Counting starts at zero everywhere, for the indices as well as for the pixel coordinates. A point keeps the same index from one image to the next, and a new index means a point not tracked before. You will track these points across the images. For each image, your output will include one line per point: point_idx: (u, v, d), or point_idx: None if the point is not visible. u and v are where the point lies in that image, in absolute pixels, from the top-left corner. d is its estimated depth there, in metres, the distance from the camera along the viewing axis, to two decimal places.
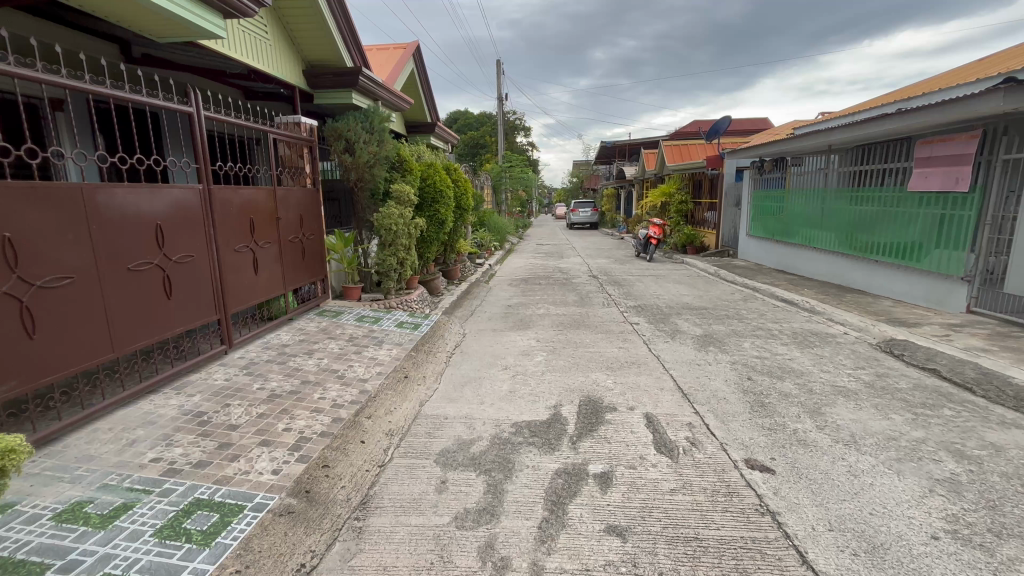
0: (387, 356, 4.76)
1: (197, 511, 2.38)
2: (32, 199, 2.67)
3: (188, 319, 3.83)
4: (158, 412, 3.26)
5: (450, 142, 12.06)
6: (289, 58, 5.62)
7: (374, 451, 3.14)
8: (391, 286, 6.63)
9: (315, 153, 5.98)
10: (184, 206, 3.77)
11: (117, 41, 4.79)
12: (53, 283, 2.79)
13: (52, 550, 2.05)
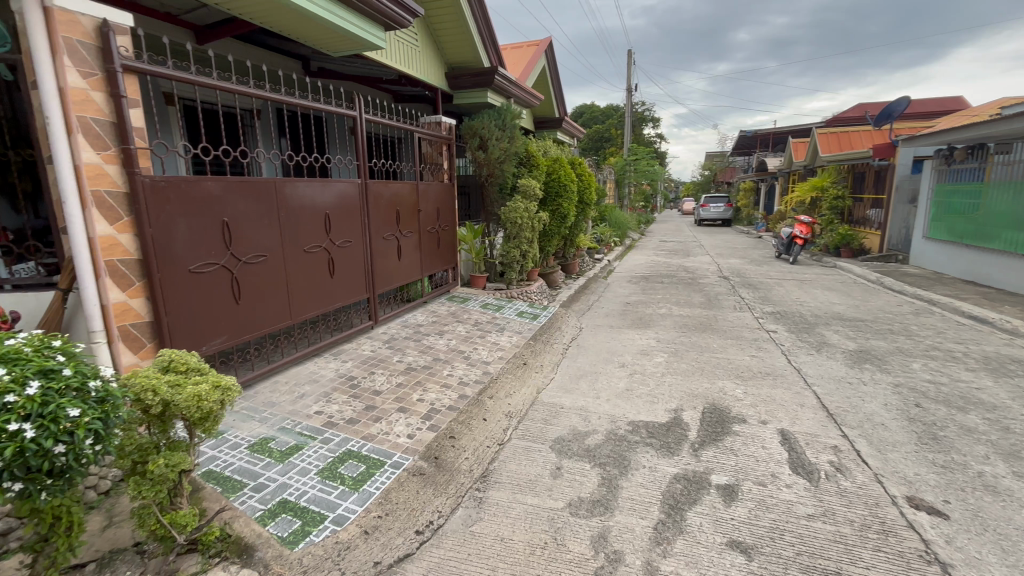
0: (508, 342, 4.98)
1: (349, 460, 2.78)
2: (242, 191, 3.31)
3: (346, 296, 4.43)
4: (320, 372, 3.85)
5: (576, 136, 12.05)
6: (434, 62, 6.12)
7: (494, 429, 3.34)
8: (513, 276, 6.89)
9: (452, 149, 6.44)
10: (346, 197, 4.35)
11: (301, 57, 5.69)
12: (253, 259, 3.44)
13: (247, 473, 2.56)
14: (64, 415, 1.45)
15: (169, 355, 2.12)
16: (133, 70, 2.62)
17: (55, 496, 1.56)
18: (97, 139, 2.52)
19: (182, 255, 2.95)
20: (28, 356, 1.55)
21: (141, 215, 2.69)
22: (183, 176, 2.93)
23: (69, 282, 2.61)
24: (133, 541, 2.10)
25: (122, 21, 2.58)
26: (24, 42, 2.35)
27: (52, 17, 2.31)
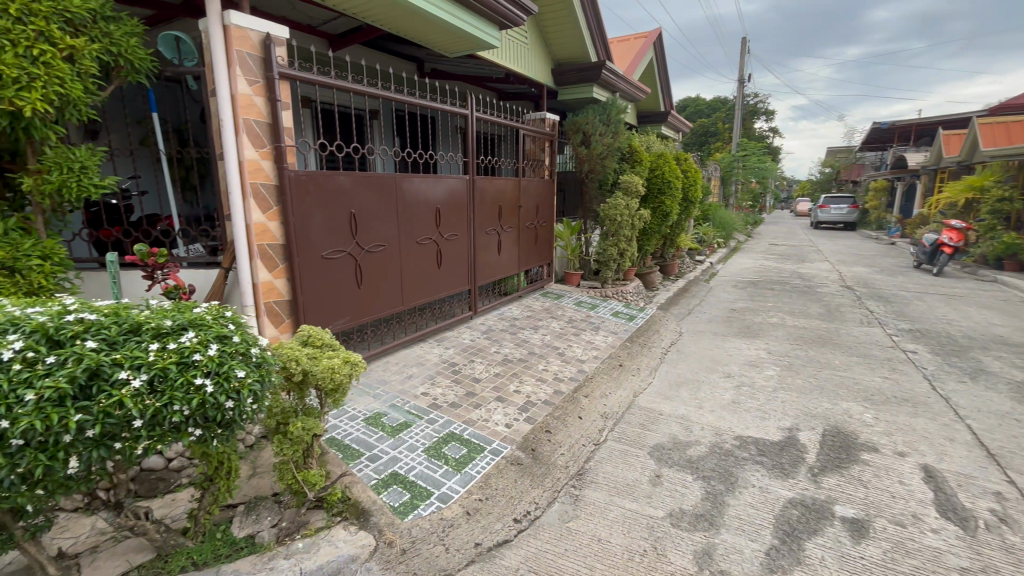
0: (604, 342, 4.89)
1: (452, 442, 2.92)
2: (367, 185, 3.60)
3: (449, 286, 4.65)
4: (425, 356, 4.09)
5: (681, 130, 11.45)
6: (542, 58, 6.15)
7: (590, 428, 3.30)
8: (609, 275, 6.75)
9: (554, 146, 6.45)
10: (455, 192, 4.55)
11: (418, 59, 6.03)
12: (373, 248, 3.74)
13: (363, 443, 2.80)
14: (234, 375, 1.69)
15: (307, 330, 2.38)
16: (286, 76, 2.95)
17: (221, 444, 1.82)
18: (257, 138, 2.89)
19: (317, 242, 3.29)
20: (208, 322, 1.81)
21: (287, 206, 3.05)
22: (321, 171, 3.26)
23: (230, 261, 3.03)
24: (273, 491, 2.40)
25: (280, 33, 2.91)
26: (208, 56, 2.75)
27: (230, 33, 2.68)
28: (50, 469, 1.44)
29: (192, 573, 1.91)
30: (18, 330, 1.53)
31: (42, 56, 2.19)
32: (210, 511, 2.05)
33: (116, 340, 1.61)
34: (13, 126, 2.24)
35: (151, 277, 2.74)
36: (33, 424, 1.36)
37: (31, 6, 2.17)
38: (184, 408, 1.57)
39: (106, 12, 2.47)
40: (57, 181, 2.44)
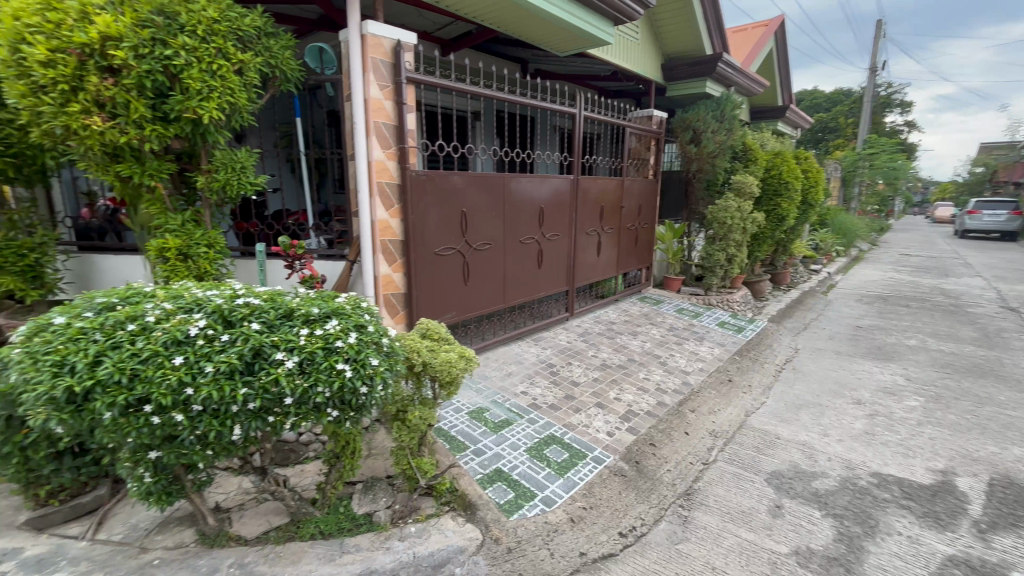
0: (709, 354, 4.57)
1: (553, 445, 2.89)
2: (478, 185, 3.69)
3: (549, 286, 4.64)
4: (524, 355, 4.12)
5: (800, 126, 10.40)
6: (652, 54, 5.90)
7: (698, 446, 3.09)
8: (714, 282, 6.31)
9: (660, 144, 6.17)
10: (559, 192, 4.52)
11: (524, 60, 6.07)
12: (480, 246, 3.82)
13: (468, 436, 2.88)
14: (369, 362, 1.80)
15: (425, 323, 2.48)
16: (413, 81, 3.11)
17: (352, 426, 1.94)
18: (385, 140, 3.08)
19: (431, 239, 3.44)
20: (348, 311, 1.95)
21: (407, 204, 3.22)
22: (438, 172, 3.40)
23: (355, 254, 3.28)
24: (387, 473, 2.54)
25: (409, 40, 3.07)
26: (347, 65, 2.99)
27: (366, 41, 2.88)
28: (219, 433, 1.62)
29: (320, 541, 2.07)
30: (201, 310, 1.76)
31: (219, 70, 2.50)
32: (335, 486, 2.21)
33: (274, 324, 1.79)
34: (194, 132, 2.60)
35: (291, 266, 3.07)
36: (210, 393, 1.55)
37: (213, 26, 2.49)
38: (325, 390, 1.70)
39: (268, 28, 2.77)
40: (223, 179, 2.80)
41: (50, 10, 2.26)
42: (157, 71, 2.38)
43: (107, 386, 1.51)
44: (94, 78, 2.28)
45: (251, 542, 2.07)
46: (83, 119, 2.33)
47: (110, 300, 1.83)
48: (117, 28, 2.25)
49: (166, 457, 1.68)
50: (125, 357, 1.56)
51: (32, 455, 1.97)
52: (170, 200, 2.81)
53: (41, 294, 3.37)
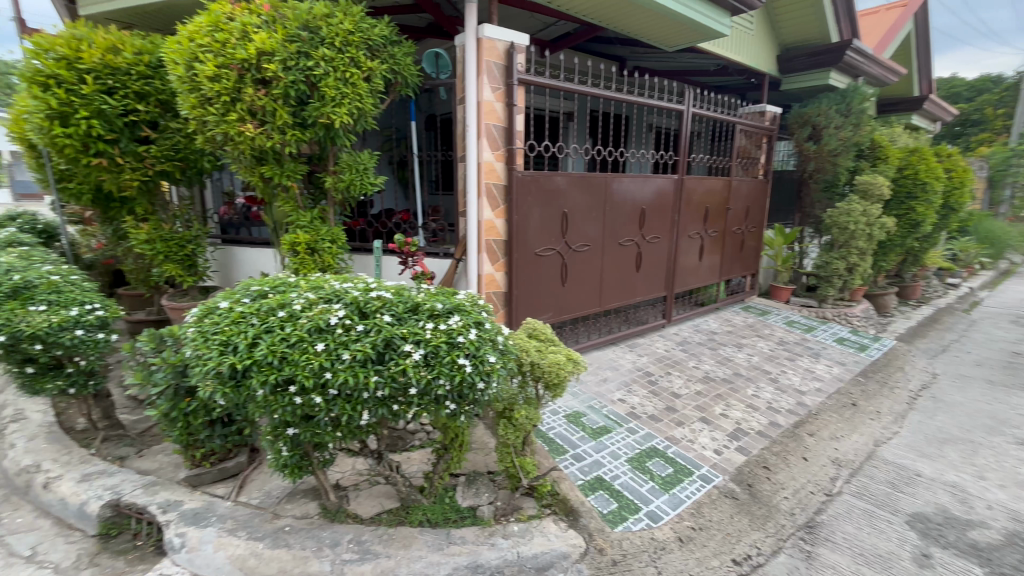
0: (827, 373, 4.12)
1: (656, 458, 2.76)
2: (581, 185, 3.65)
3: (647, 291, 4.47)
4: (619, 361, 4.00)
5: (939, 119, 9.10)
6: (767, 44, 5.46)
7: (819, 475, 2.78)
8: (830, 293, 5.71)
9: (773, 142, 5.70)
10: (662, 193, 4.33)
11: (624, 58, 5.90)
12: (580, 248, 3.77)
13: (567, 440, 2.85)
14: (486, 359, 1.83)
15: (532, 323, 2.48)
16: (524, 82, 3.14)
17: (465, 421, 1.97)
18: (495, 141, 3.14)
19: (533, 240, 3.46)
20: (467, 308, 2.01)
21: (512, 204, 3.27)
22: (543, 172, 3.41)
23: (461, 253, 3.39)
24: (487, 469, 2.58)
25: (522, 42, 3.11)
26: (462, 69, 3.09)
27: (482, 45, 2.97)
28: (351, 417, 1.73)
29: (428, 528, 2.14)
30: (339, 301, 1.90)
31: (351, 78, 2.70)
32: (442, 476, 2.27)
33: (402, 317, 1.88)
34: (326, 136, 2.83)
35: (404, 263, 3.28)
36: (347, 379, 1.65)
37: (349, 38, 2.69)
38: (446, 383, 1.74)
39: (394, 38, 2.94)
40: (348, 179, 3.02)
41: (218, 30, 2.58)
42: (300, 81, 2.63)
43: (262, 366, 1.67)
44: (250, 89, 2.56)
45: (366, 521, 2.19)
46: (239, 126, 2.62)
47: (262, 288, 2.03)
48: (270, 44, 2.51)
49: (303, 434, 1.83)
50: (277, 340, 1.71)
51: (191, 421, 2.25)
52: (301, 199, 3.08)
53: (195, 279, 3.86)
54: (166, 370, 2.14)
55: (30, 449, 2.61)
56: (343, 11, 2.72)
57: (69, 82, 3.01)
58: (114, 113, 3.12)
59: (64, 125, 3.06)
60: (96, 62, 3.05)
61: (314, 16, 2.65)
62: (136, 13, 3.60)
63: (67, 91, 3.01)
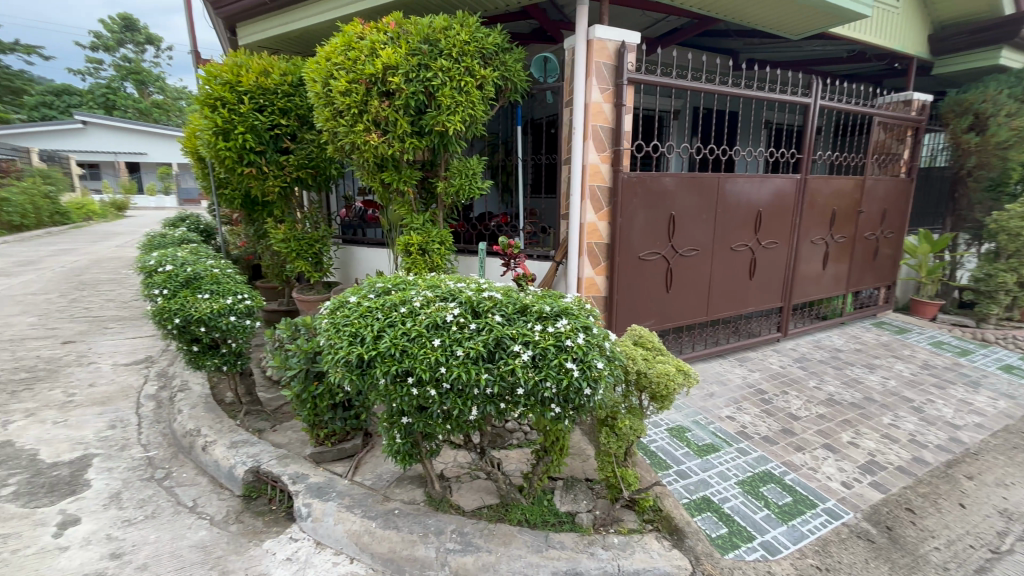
0: (991, 407, 3.47)
1: (771, 484, 2.52)
2: (691, 186, 3.47)
3: (760, 301, 4.12)
4: (726, 376, 3.73)
5: None
6: (916, 23, 4.75)
7: (982, 526, 2.33)
8: (994, 311, 4.81)
9: (919, 135, 4.96)
10: (782, 194, 3.97)
11: (739, 50, 5.50)
12: (687, 253, 3.58)
13: (671, 456, 2.72)
14: (594, 364, 1.79)
15: (637, 330, 2.40)
16: (634, 81, 3.06)
17: (568, 425, 1.95)
18: (601, 142, 3.10)
19: (637, 244, 3.36)
20: (575, 312, 1.99)
21: (617, 207, 3.20)
22: (651, 173, 3.30)
23: (562, 256, 3.40)
24: (586, 476, 2.54)
25: (634, 40, 3.04)
26: (571, 71, 3.10)
27: (592, 46, 2.95)
28: (461, 412, 1.79)
29: (527, 529, 2.15)
30: (454, 299, 1.99)
31: (465, 87, 2.82)
32: (541, 478, 2.28)
33: (512, 318, 1.92)
34: (440, 143, 2.98)
35: (506, 264, 3.34)
36: (460, 374, 1.72)
37: (464, 48, 2.81)
38: (553, 386, 1.74)
39: (505, 45, 3.02)
40: (457, 184, 3.16)
41: (351, 49, 2.83)
42: (419, 92, 2.80)
43: (384, 357, 1.79)
44: (376, 101, 2.78)
45: (468, 514, 2.26)
46: (365, 136, 2.86)
47: (385, 285, 2.19)
48: (395, 58, 2.71)
49: (416, 424, 1.93)
50: (399, 333, 1.84)
51: (318, 403, 2.49)
52: (415, 202, 3.28)
53: (320, 275, 4.28)
54: (301, 355, 2.39)
55: (192, 416, 3.08)
56: (460, 23, 2.86)
57: (231, 103, 3.51)
58: (263, 128, 3.57)
59: (225, 139, 3.57)
60: (252, 84, 3.52)
61: (434, 29, 2.81)
62: (282, 40, 4.10)
63: (229, 111, 3.51)
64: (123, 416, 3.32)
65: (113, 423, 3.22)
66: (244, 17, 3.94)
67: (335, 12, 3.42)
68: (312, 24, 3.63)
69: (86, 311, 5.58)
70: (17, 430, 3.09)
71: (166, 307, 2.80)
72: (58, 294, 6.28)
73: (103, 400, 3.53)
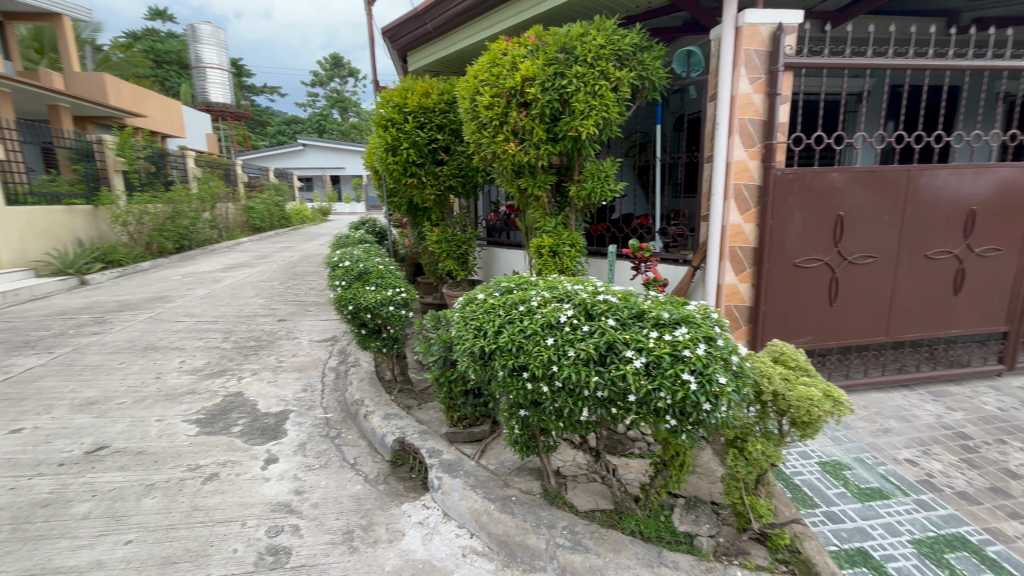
0: None
1: (960, 551, 2.01)
2: (868, 182, 2.94)
3: (969, 322, 3.28)
4: (912, 412, 3.05)
5: None
6: None
7: None
8: None
9: None
10: (1010, 188, 3.10)
11: (959, 9, 4.42)
12: (860, 260, 3.04)
13: (821, 495, 2.35)
14: (715, 379, 1.67)
15: (780, 346, 2.14)
16: (792, 66, 2.73)
17: (687, 440, 1.84)
18: (749, 137, 2.85)
19: (793, 249, 2.97)
20: (698, 321, 1.88)
21: (767, 207, 2.88)
22: (813, 169, 2.89)
23: (700, 260, 3.20)
24: (711, 499, 2.36)
25: (795, 20, 2.70)
26: (717, 63, 2.89)
27: (741, 33, 2.72)
28: (572, 412, 1.83)
29: (640, 540, 2.09)
30: (569, 301, 2.04)
31: (600, 90, 2.84)
32: (659, 492, 2.18)
33: (628, 323, 1.89)
34: (573, 148, 3.05)
35: (637, 268, 3.26)
36: (570, 374, 1.76)
37: (600, 52, 2.84)
38: (667, 396, 1.67)
39: (644, 44, 2.97)
40: (589, 187, 3.19)
41: (495, 65, 3.05)
42: (555, 100, 2.91)
43: (503, 352, 1.93)
44: (515, 112, 2.96)
45: (581, 514, 2.29)
46: (504, 145, 3.07)
47: (509, 285, 2.34)
48: (533, 70, 2.85)
49: (531, 418, 2.02)
50: (517, 330, 1.95)
51: (453, 388, 2.78)
52: (549, 207, 3.40)
53: (465, 274, 4.69)
54: (439, 344, 2.69)
55: (359, 388, 3.68)
56: (597, 28, 2.90)
57: (399, 122, 4.08)
58: (423, 143, 4.08)
59: (394, 154, 4.16)
60: (415, 105, 4.05)
61: (572, 37, 2.89)
62: (443, 62, 4.61)
63: (398, 129, 4.09)
64: (313, 382, 4.13)
65: (305, 387, 4.02)
66: (414, 46, 4.55)
67: (486, 32, 3.74)
68: (466, 46, 4.03)
69: (296, 296, 7.04)
70: (246, 384, 4.08)
71: (344, 296, 3.41)
72: (279, 282, 8.01)
73: (301, 367, 4.44)
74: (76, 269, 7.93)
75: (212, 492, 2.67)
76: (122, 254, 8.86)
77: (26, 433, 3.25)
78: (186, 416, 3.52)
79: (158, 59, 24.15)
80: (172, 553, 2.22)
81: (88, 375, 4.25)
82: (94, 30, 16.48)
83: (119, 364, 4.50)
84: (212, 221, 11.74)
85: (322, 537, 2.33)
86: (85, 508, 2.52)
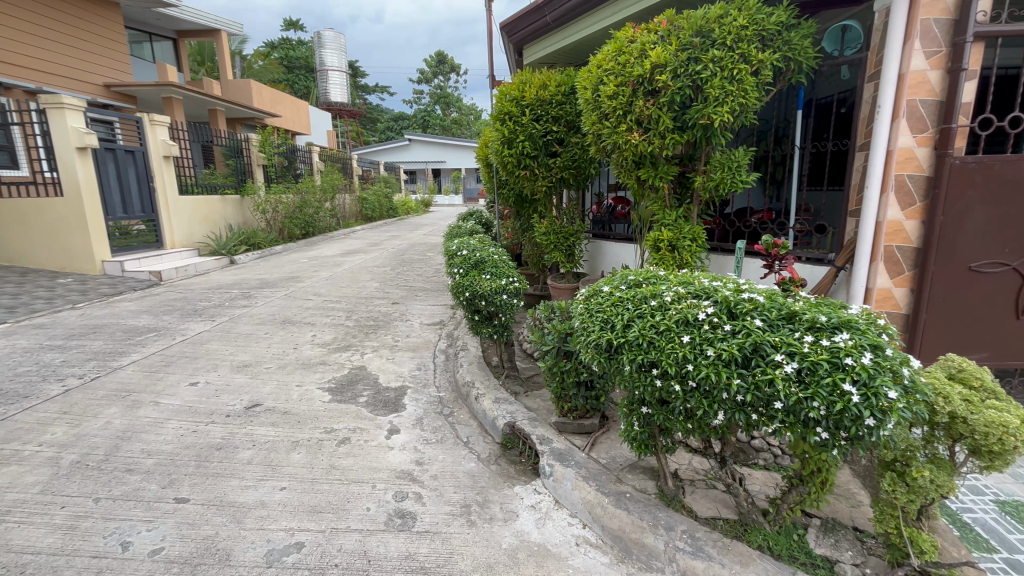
0: None
1: None
2: None
3: None
4: None
5: None
6: None
7: None
8: None
9: None
10: None
11: None
12: None
13: (999, 538, 2.03)
14: (884, 393, 1.49)
15: (958, 362, 1.87)
16: (982, 36, 2.46)
17: (837, 457, 1.66)
18: (920, 121, 2.61)
19: (968, 251, 2.67)
20: (862, 327, 1.71)
21: (937, 201, 2.63)
22: (1003, 157, 2.57)
23: (845, 260, 2.98)
24: (854, 524, 2.14)
25: None
26: (882, 37, 2.71)
27: (919, 1, 2.50)
28: (705, 414, 1.75)
29: (769, 557, 1.93)
30: (708, 298, 1.96)
31: (739, 75, 2.71)
32: (792, 509, 2.00)
33: (776, 325, 1.78)
34: (702, 136, 2.92)
35: (770, 267, 3.04)
36: (707, 374, 1.68)
37: (741, 33, 2.71)
38: (821, 407, 1.53)
39: (791, 22, 2.77)
40: (718, 178, 3.00)
41: (621, 54, 2.97)
42: (686, 86, 2.80)
43: (631, 346, 1.88)
44: (641, 100, 2.86)
45: (701, 520, 2.19)
46: (627, 135, 2.98)
47: (636, 279, 2.30)
48: (665, 57, 2.76)
49: (655, 416, 1.97)
50: (648, 325, 1.90)
51: (565, 378, 2.80)
52: (668, 199, 3.25)
53: (572, 266, 4.69)
54: (554, 334, 2.75)
55: (469, 371, 3.87)
56: (739, 7, 2.75)
57: (515, 114, 4.16)
58: (538, 135, 4.13)
59: (509, 148, 4.26)
60: (533, 98, 4.11)
61: (709, 20, 2.77)
62: (558, 55, 4.63)
63: (514, 122, 4.17)
64: (426, 362, 4.42)
65: (419, 365, 4.32)
66: (530, 39, 4.62)
67: (609, 20, 3.67)
68: (587, 35, 3.98)
69: (405, 281, 7.56)
70: (368, 359, 4.48)
71: (461, 284, 3.60)
72: (390, 267, 8.65)
73: (414, 348, 4.76)
74: (227, 250, 9.19)
75: (346, 454, 2.97)
76: (262, 238, 10.14)
77: (201, 386, 3.87)
78: (320, 384, 3.95)
79: (290, 65, 27.09)
80: (318, 503, 2.51)
81: (242, 341, 4.93)
82: (241, 41, 18.85)
83: (265, 333, 5.16)
84: (332, 210, 12.94)
85: (442, 507, 2.50)
86: (248, 454, 2.94)
